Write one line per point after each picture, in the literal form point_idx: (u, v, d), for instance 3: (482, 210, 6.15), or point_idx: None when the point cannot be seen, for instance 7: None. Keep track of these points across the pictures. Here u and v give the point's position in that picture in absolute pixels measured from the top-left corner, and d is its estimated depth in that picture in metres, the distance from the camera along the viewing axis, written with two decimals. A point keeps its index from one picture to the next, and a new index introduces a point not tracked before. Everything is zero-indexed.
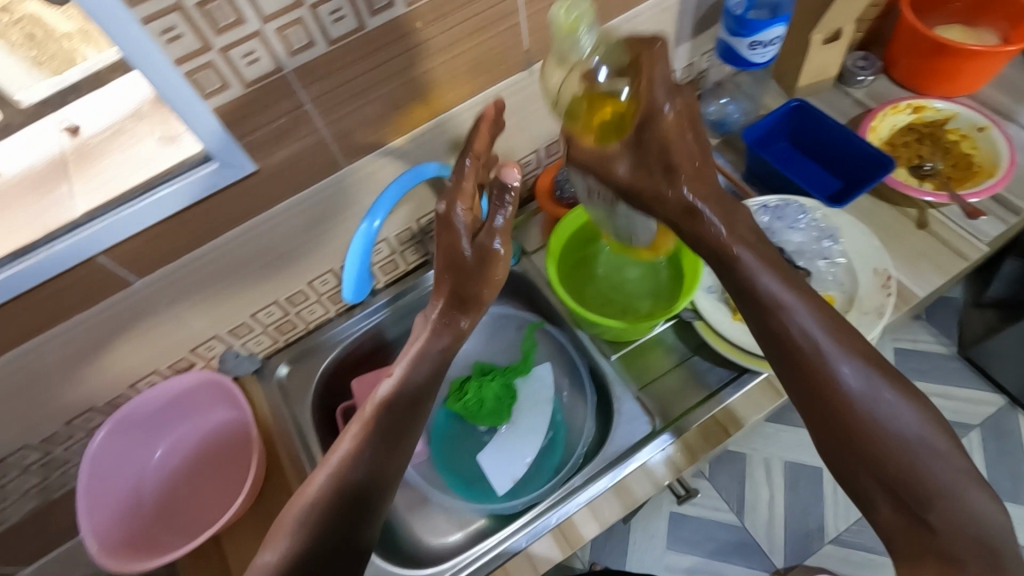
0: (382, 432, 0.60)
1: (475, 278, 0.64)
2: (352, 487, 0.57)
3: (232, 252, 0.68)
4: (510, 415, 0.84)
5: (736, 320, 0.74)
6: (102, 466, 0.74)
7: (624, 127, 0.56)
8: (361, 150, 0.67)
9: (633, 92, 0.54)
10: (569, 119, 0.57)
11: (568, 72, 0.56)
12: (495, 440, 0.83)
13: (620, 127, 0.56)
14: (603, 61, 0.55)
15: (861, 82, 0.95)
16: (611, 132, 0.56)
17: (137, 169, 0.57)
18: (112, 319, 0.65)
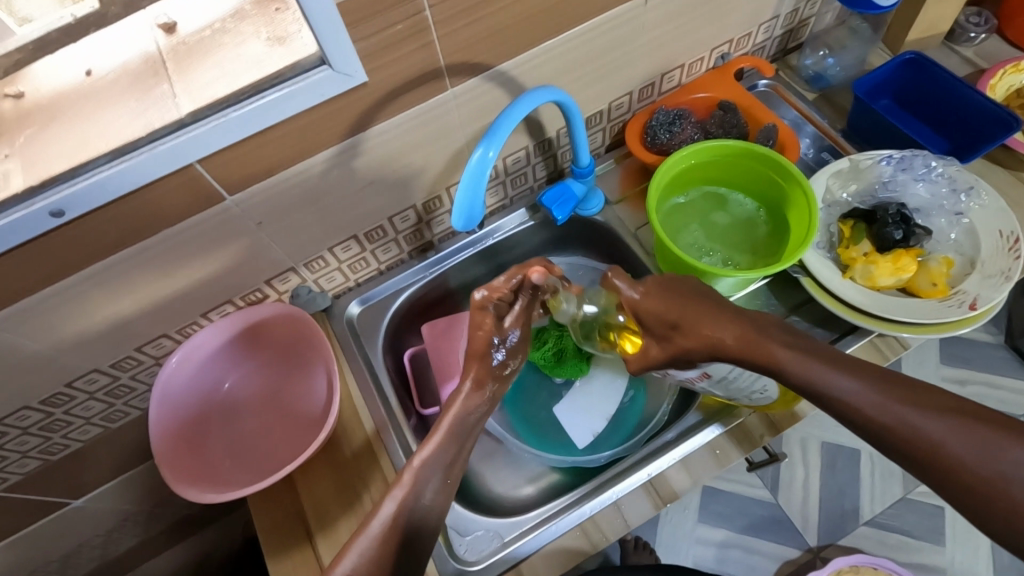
0: (421, 489, 0.56)
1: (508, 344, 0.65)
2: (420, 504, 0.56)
3: (323, 176, 0.64)
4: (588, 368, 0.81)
5: (846, 279, 0.69)
6: (173, 395, 0.71)
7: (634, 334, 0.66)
8: (467, 72, 0.63)
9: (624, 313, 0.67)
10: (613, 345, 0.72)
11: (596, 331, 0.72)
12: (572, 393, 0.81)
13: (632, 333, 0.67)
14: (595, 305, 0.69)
15: (972, 40, 0.90)
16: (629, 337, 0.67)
17: (245, 70, 0.52)
18: (197, 236, 0.61)
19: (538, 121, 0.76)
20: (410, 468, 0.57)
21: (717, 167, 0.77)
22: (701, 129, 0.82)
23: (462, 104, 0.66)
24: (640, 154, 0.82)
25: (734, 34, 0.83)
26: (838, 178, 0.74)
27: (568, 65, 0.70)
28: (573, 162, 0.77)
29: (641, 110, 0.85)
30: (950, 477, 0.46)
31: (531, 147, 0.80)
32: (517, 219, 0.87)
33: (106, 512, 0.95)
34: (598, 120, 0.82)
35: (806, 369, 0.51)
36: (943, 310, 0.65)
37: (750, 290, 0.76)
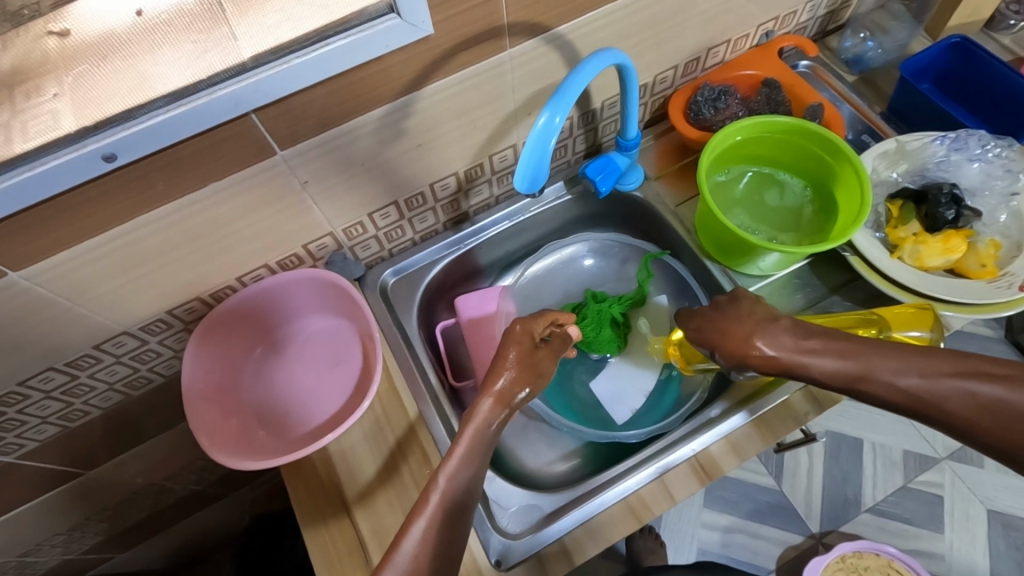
0: (467, 492, 0.52)
1: (539, 366, 0.62)
2: (456, 502, 0.51)
3: (372, 135, 0.62)
4: (625, 345, 0.81)
5: (895, 258, 0.69)
6: (204, 360, 0.69)
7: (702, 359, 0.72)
8: (526, 32, 0.61)
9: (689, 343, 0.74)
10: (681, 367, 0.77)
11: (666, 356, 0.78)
12: (609, 369, 0.80)
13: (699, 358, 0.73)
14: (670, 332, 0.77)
15: (1011, 28, 0.90)
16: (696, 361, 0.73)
17: (310, 14, 0.50)
18: (242, 191, 0.59)
19: (586, 90, 0.74)
20: (435, 490, 0.51)
21: (764, 143, 0.76)
22: (746, 107, 0.81)
23: (516, 67, 0.65)
24: (683, 129, 0.81)
25: (780, 11, 0.82)
26: (885, 158, 0.74)
27: (622, 32, 0.69)
28: (619, 134, 0.75)
29: (684, 85, 0.84)
30: (1002, 439, 0.49)
31: (575, 118, 0.78)
32: (554, 193, 0.85)
33: (119, 483, 0.92)
34: (642, 93, 0.81)
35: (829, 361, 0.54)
36: (991, 291, 0.65)
37: (791, 269, 0.76)
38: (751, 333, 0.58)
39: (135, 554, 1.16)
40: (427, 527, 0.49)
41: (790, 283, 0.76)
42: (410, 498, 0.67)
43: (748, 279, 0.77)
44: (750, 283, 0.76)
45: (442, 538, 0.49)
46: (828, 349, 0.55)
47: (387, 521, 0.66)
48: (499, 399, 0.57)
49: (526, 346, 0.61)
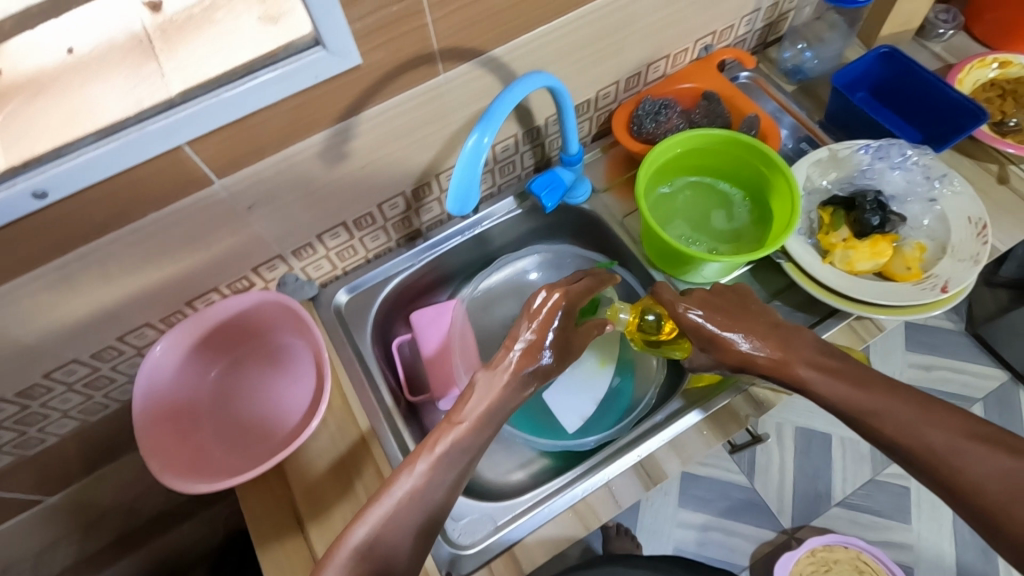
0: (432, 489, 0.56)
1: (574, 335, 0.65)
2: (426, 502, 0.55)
3: (313, 161, 0.64)
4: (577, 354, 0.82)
5: (826, 264, 0.71)
6: (158, 380, 0.70)
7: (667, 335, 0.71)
8: (458, 57, 0.63)
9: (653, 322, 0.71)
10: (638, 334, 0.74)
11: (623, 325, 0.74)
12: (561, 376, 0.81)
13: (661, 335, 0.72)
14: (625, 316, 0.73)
15: (941, 36, 0.93)
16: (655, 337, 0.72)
17: (238, 48, 0.52)
18: (184, 219, 0.60)
19: (527, 108, 0.77)
20: (404, 482, 0.55)
21: (704, 154, 0.78)
22: (685, 119, 0.84)
23: (453, 89, 0.66)
24: (626, 142, 0.83)
25: (717, 26, 0.85)
26: (818, 167, 0.76)
27: (559, 52, 0.71)
28: (562, 150, 0.78)
29: (628, 99, 0.87)
30: None
31: (520, 135, 0.80)
32: (505, 207, 0.87)
33: (84, 507, 0.92)
34: (586, 109, 0.84)
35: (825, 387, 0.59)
36: (917, 293, 0.68)
37: (733, 277, 0.78)
38: (769, 334, 0.61)
39: None
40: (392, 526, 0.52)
41: None
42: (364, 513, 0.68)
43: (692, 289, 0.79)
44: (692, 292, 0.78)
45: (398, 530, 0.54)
46: (846, 372, 0.59)
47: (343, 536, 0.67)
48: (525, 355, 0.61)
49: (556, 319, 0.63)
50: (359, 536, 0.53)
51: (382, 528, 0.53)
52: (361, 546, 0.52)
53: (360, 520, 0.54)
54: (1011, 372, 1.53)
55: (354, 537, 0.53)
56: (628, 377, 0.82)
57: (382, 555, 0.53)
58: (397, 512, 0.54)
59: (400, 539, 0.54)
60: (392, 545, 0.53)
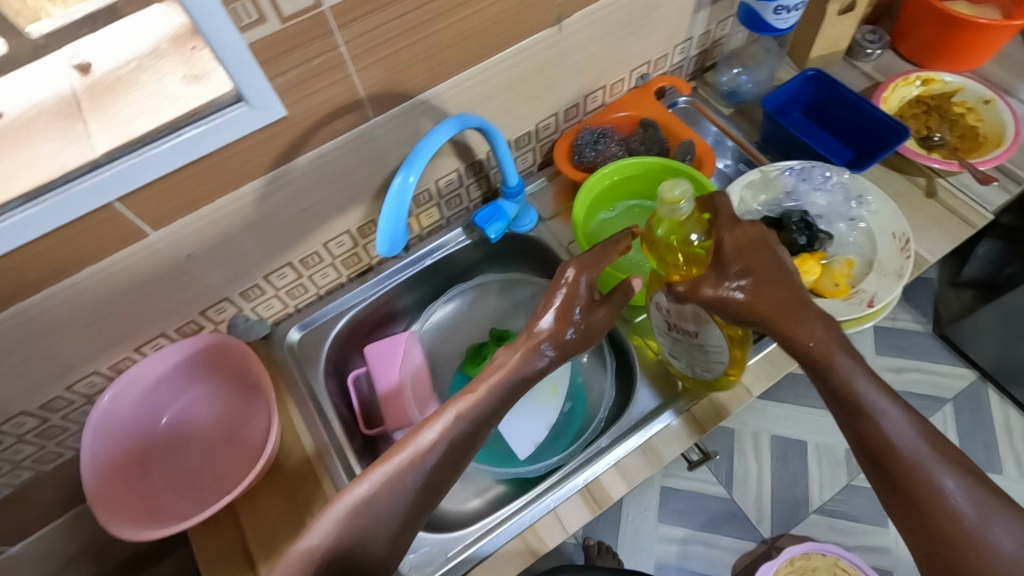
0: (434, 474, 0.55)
1: (599, 309, 0.63)
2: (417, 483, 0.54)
3: (251, 207, 0.65)
4: None
5: None
6: (107, 428, 0.70)
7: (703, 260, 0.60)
8: (388, 102, 0.65)
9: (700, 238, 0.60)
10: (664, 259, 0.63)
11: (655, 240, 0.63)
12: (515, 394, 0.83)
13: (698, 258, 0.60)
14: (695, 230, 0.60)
15: (870, 56, 0.97)
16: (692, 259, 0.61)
17: (164, 106, 0.53)
18: (123, 271, 0.61)
19: (466, 144, 0.79)
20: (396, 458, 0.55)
21: (640, 180, 0.81)
22: (623, 146, 0.87)
23: (387, 131, 0.69)
24: (568, 171, 0.86)
25: (651, 55, 0.88)
26: (749, 189, 0.79)
27: (491, 89, 0.73)
28: (503, 183, 0.80)
29: (569, 129, 0.89)
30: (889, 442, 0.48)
31: (462, 169, 0.83)
32: (454, 238, 0.89)
33: (52, 555, 0.92)
34: (527, 141, 0.86)
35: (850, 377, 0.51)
36: (847, 308, 0.70)
37: None
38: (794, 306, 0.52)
39: None
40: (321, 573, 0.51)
41: None
42: None
43: (636, 311, 0.81)
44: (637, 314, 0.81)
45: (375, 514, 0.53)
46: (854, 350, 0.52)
47: None
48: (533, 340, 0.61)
49: (580, 298, 0.62)
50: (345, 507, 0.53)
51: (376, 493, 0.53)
52: (348, 516, 0.52)
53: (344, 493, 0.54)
54: (978, 371, 1.55)
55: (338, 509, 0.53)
56: (579, 402, 0.83)
57: (358, 534, 0.52)
58: (381, 493, 0.53)
59: (388, 517, 0.53)
60: (385, 523, 0.53)
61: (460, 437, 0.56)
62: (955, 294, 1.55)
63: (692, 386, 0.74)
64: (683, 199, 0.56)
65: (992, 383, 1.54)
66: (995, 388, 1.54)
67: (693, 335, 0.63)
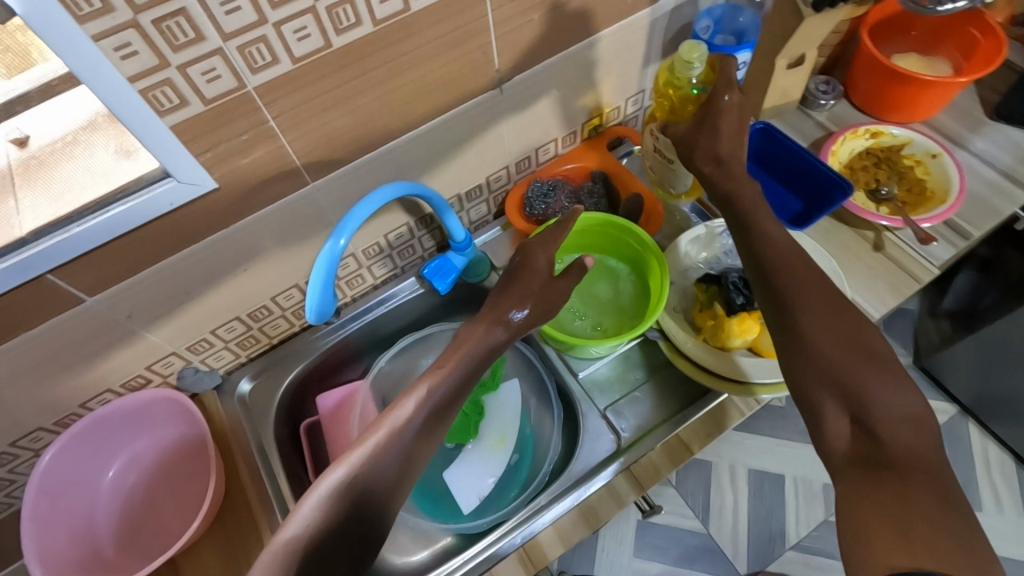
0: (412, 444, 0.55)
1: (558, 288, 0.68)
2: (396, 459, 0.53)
3: (190, 269, 0.66)
4: (476, 432, 0.84)
5: (699, 340, 0.75)
6: (49, 485, 0.71)
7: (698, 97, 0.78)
8: (325, 167, 0.66)
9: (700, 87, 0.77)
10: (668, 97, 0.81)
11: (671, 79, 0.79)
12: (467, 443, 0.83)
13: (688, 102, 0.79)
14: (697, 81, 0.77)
15: (823, 106, 0.98)
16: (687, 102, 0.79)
17: (91, 184, 0.56)
18: (61, 335, 0.63)
19: (414, 200, 0.80)
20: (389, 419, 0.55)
21: (586, 234, 0.82)
22: (572, 198, 0.88)
23: (328, 194, 0.70)
24: (518, 223, 0.88)
25: (602, 108, 0.89)
26: (695, 244, 0.80)
27: (434, 150, 0.75)
28: (451, 237, 0.81)
29: (520, 179, 0.91)
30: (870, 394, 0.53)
31: (412, 223, 0.84)
32: (408, 287, 0.90)
33: None
34: (478, 193, 0.87)
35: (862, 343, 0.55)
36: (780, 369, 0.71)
37: (618, 352, 0.81)
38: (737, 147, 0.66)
39: None
40: None
41: (622, 366, 0.81)
42: None
43: (582, 364, 0.81)
44: (582, 368, 0.81)
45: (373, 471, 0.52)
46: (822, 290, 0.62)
47: None
48: (492, 315, 0.63)
49: (538, 274, 0.67)
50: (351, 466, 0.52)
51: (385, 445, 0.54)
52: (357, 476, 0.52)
53: (340, 463, 0.52)
54: (958, 405, 1.53)
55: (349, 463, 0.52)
56: (526, 454, 0.84)
57: (358, 494, 0.51)
58: (376, 453, 0.53)
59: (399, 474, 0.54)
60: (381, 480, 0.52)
61: (443, 397, 0.58)
62: (932, 325, 1.52)
63: (633, 443, 0.75)
64: (697, 60, 0.73)
65: (972, 417, 1.52)
66: (976, 423, 1.51)
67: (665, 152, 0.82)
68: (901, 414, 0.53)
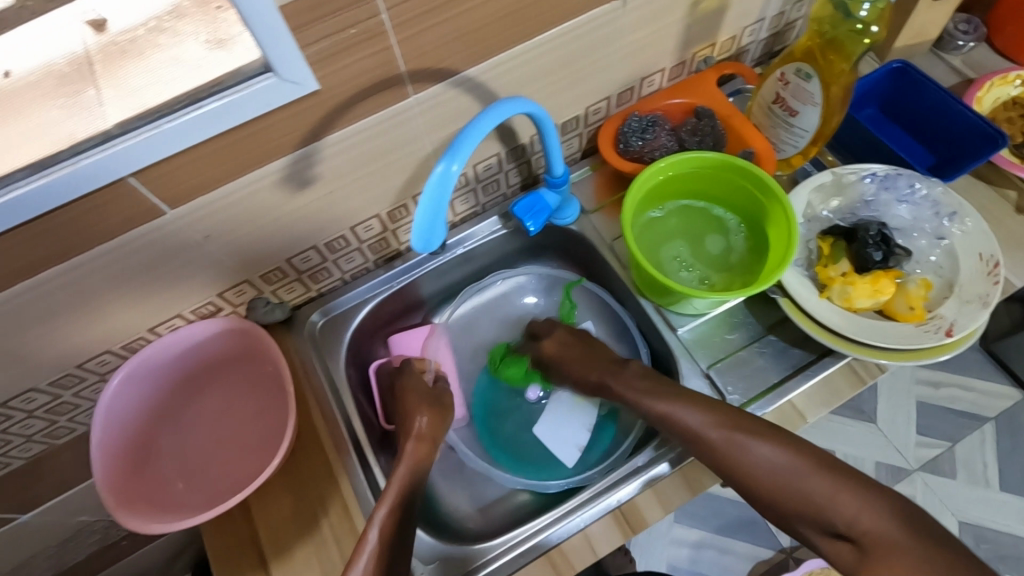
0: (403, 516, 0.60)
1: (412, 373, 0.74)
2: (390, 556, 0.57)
3: (273, 188, 0.60)
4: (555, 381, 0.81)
5: (823, 298, 0.67)
6: (117, 413, 0.67)
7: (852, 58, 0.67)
8: (429, 77, 0.59)
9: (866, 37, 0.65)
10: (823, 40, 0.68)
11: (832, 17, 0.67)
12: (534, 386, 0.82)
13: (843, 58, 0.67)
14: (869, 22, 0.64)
15: (961, 48, 0.87)
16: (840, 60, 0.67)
17: (182, 77, 0.48)
18: (138, 251, 0.57)
19: (508, 127, 0.72)
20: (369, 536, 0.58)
21: (695, 179, 0.74)
22: (676, 137, 0.79)
23: (426, 111, 0.62)
24: (614, 162, 0.79)
25: (717, 36, 0.79)
26: (820, 192, 0.72)
27: (540, 70, 0.66)
28: (547, 172, 0.73)
29: (617, 113, 0.81)
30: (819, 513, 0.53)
31: (503, 154, 0.76)
32: (489, 227, 0.83)
33: (60, 525, 0.89)
34: (574, 126, 0.79)
35: (793, 479, 0.54)
36: (919, 335, 0.64)
37: (723, 309, 0.74)
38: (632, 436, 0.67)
39: None
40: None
41: (726, 323, 0.74)
42: (328, 555, 0.66)
43: (683, 320, 0.75)
44: (683, 324, 0.74)
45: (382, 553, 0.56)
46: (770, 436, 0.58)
47: None
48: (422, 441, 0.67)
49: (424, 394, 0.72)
50: (375, 539, 0.57)
51: (392, 512, 0.59)
52: (383, 537, 0.58)
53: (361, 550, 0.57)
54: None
55: (374, 535, 0.58)
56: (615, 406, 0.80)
57: None
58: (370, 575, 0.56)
59: (411, 509, 0.61)
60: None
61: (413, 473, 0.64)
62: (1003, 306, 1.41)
63: (743, 405, 0.68)
64: None
65: None
66: None
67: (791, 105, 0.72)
68: (846, 519, 0.51)
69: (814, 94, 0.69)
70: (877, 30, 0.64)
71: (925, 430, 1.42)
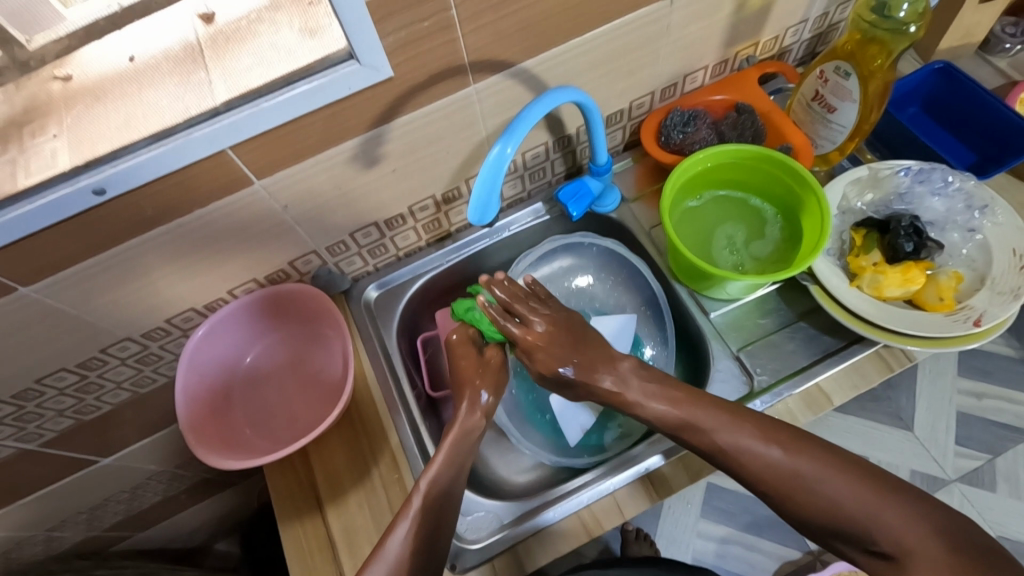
0: (452, 483, 0.62)
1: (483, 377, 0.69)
2: (440, 495, 0.61)
3: (345, 164, 0.66)
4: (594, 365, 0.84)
5: (853, 287, 0.70)
6: (198, 362, 0.77)
7: (887, 56, 0.70)
8: (488, 69, 0.65)
9: (911, 33, 0.67)
10: (860, 39, 0.72)
11: (859, 15, 0.71)
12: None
13: (883, 55, 0.71)
14: (910, 18, 0.67)
15: (1008, 51, 0.87)
16: (878, 56, 0.71)
17: (277, 61, 0.56)
18: (224, 216, 0.65)
19: (556, 118, 0.77)
20: (417, 494, 0.61)
21: (734, 170, 0.78)
22: (717, 131, 0.82)
23: (483, 99, 0.68)
24: (656, 154, 0.83)
25: (760, 37, 0.82)
26: (855, 186, 0.75)
27: (588, 65, 0.72)
28: (591, 160, 0.78)
29: (660, 109, 0.85)
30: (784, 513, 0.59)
31: (551, 143, 0.81)
32: (533, 212, 0.89)
33: (131, 470, 0.98)
34: (619, 119, 0.83)
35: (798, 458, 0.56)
36: (947, 324, 0.66)
37: (755, 296, 0.77)
38: None
39: (153, 533, 1.23)
40: (410, 529, 0.58)
41: (759, 308, 0.77)
42: (379, 503, 0.72)
43: (716, 304, 0.78)
44: (716, 308, 0.78)
45: (425, 536, 0.59)
46: None
47: (356, 520, 0.71)
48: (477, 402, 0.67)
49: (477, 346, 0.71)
50: (420, 504, 0.60)
51: (434, 483, 0.61)
52: (425, 508, 0.60)
53: (405, 515, 0.59)
54: None
55: (418, 500, 0.60)
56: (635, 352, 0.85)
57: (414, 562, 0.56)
58: (419, 526, 0.58)
59: (455, 482, 0.62)
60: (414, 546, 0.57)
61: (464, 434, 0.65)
62: None
63: (770, 385, 0.72)
64: None
65: None
66: None
67: (833, 102, 0.76)
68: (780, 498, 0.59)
69: (853, 91, 0.73)
70: (915, 31, 0.67)
71: (963, 440, 1.39)
